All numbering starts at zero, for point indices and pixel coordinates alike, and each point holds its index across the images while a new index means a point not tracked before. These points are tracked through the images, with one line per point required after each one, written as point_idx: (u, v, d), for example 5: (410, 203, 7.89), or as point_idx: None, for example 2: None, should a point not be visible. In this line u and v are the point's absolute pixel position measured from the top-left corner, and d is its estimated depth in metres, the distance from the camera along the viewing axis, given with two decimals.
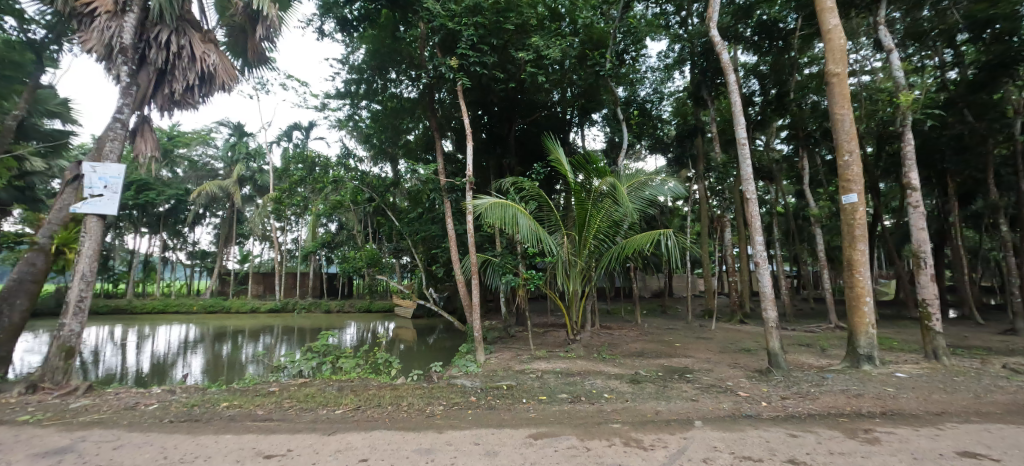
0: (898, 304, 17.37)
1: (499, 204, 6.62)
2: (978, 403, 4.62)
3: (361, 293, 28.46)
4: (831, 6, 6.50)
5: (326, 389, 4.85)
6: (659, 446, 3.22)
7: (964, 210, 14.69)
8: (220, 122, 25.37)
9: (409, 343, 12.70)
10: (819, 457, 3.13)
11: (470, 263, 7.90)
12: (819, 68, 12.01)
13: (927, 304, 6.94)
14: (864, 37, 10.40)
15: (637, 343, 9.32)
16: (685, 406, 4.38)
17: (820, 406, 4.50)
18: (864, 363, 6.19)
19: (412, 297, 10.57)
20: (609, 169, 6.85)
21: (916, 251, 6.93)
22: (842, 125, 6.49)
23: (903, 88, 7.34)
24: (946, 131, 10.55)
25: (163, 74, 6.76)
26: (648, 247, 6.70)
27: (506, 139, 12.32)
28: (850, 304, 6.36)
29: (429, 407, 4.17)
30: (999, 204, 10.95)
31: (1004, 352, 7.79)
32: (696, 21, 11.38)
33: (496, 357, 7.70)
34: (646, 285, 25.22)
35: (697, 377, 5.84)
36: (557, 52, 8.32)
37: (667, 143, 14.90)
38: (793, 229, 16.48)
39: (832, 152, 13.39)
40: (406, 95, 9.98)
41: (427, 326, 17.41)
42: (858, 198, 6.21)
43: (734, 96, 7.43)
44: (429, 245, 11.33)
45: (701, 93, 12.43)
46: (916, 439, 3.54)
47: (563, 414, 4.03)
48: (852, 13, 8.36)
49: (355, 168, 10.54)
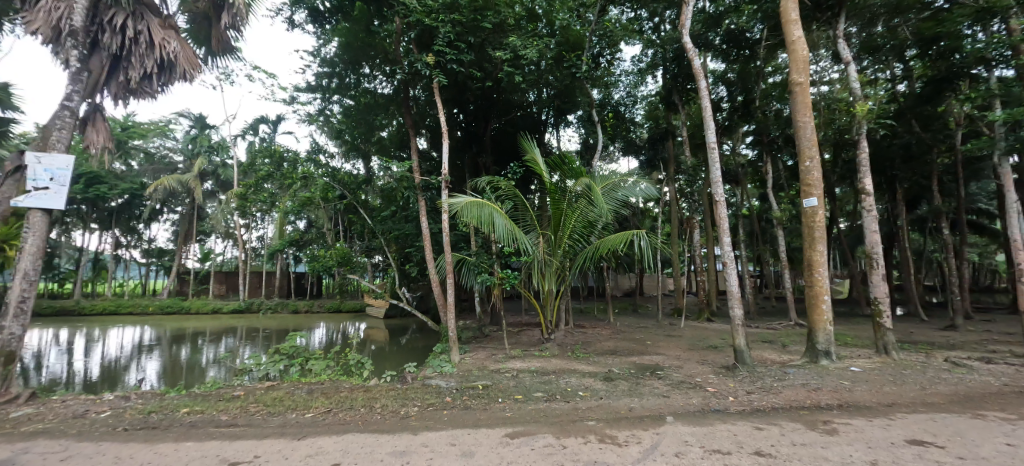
0: (852, 302, 18.40)
1: (475, 203, 6.57)
2: (925, 394, 4.94)
3: (331, 293, 27.81)
4: (795, 18, 6.76)
5: (295, 392, 4.68)
6: (633, 442, 3.28)
7: (910, 215, 15.69)
8: (180, 113, 24.15)
9: (381, 344, 12.45)
10: (783, 448, 3.26)
11: (445, 263, 7.78)
12: (782, 77, 12.58)
13: (879, 303, 7.35)
14: (823, 49, 10.94)
15: (610, 341, 9.44)
16: (657, 402, 4.49)
17: (783, 399, 4.69)
18: (822, 358, 6.51)
19: (385, 297, 10.35)
20: (584, 169, 6.96)
21: (869, 253, 7.34)
22: (804, 132, 6.77)
23: (859, 99, 7.74)
24: (897, 140, 11.22)
25: (118, 60, 6.39)
26: (622, 247, 6.79)
27: (482, 138, 12.30)
28: (810, 302, 6.66)
29: (403, 408, 4.10)
30: (942, 208, 11.75)
31: (946, 347, 8.36)
32: (669, 28, 11.68)
33: (470, 357, 7.62)
34: (617, 284, 25.67)
35: (667, 374, 6.00)
36: (534, 52, 8.38)
37: (639, 146, 15.28)
38: (758, 231, 17.19)
39: (794, 158, 13.99)
40: (381, 91, 9.87)
41: (399, 326, 17.13)
42: (818, 202, 6.50)
43: (705, 101, 7.60)
44: (402, 244, 11.12)
45: (673, 98, 12.81)
46: (871, 429, 3.74)
47: (539, 412, 4.04)
48: (813, 25, 8.73)
49: (326, 165, 10.22)
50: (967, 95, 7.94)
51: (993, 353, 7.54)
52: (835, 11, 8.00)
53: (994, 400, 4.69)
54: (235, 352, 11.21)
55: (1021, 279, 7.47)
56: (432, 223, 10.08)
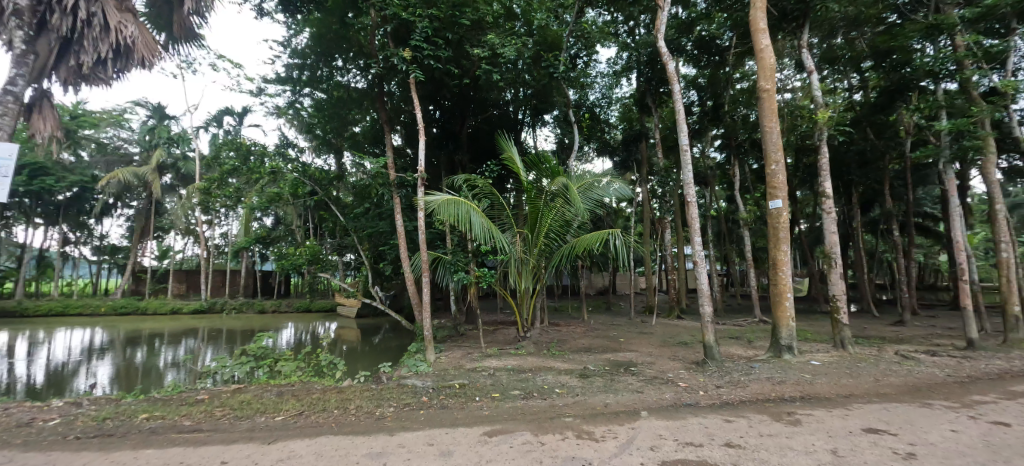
0: (811, 299, 19.30)
1: (451, 201, 6.51)
2: (878, 386, 5.24)
3: (299, 293, 27.01)
4: (764, 27, 7.01)
5: (264, 395, 4.51)
6: (610, 437, 3.33)
7: (863, 217, 16.63)
8: (136, 102, 22.84)
9: (352, 344, 12.17)
10: (751, 440, 3.38)
11: (420, 261, 7.66)
12: (749, 83, 13.04)
13: (837, 300, 7.74)
14: (787, 58, 11.43)
15: (584, 339, 9.57)
16: (632, 398, 4.58)
17: (749, 393, 4.88)
18: (785, 353, 6.81)
19: (358, 297, 10.10)
20: (561, 169, 7.01)
21: (827, 252, 7.73)
22: (770, 137, 7.04)
23: (821, 107, 8.10)
24: (853, 146, 11.85)
25: (68, 43, 5.98)
26: (597, 246, 6.88)
27: (458, 136, 12.18)
28: (774, 300, 6.94)
29: (379, 409, 4.02)
30: (893, 212, 12.47)
31: (895, 341, 8.91)
32: (643, 32, 11.93)
33: (446, 356, 7.55)
34: (591, 283, 26.04)
35: (641, 370, 6.12)
36: (512, 51, 8.37)
37: (614, 147, 15.54)
38: (725, 231, 17.81)
39: (759, 162, 14.54)
40: (355, 85, 9.53)
41: (371, 326, 16.82)
42: (783, 204, 6.77)
43: (677, 104, 7.77)
44: (376, 242, 10.88)
45: (646, 101, 13.10)
46: (831, 419, 3.94)
47: (516, 410, 4.05)
48: (779, 35, 9.07)
49: (296, 159, 9.87)
50: (916, 106, 8.46)
51: (936, 346, 8.10)
52: (800, 22, 8.34)
53: (939, 390, 5.04)
54: (197, 353, 10.71)
55: (963, 277, 8.01)
56: (406, 220, 9.91)
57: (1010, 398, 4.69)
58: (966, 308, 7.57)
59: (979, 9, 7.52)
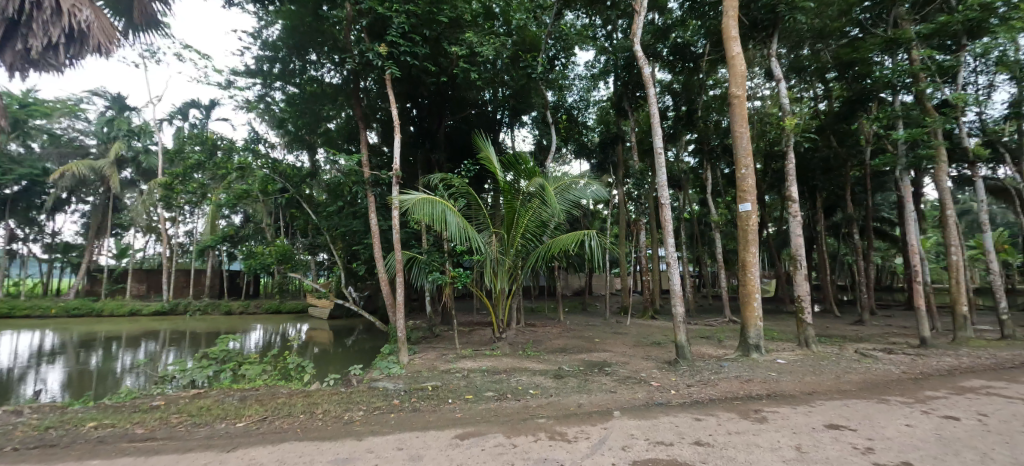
0: (778, 299, 20.00)
1: (427, 200, 6.43)
2: (840, 383, 5.45)
3: (269, 293, 26.19)
4: (735, 35, 7.21)
5: (225, 400, 4.32)
6: (582, 438, 3.34)
7: (826, 221, 17.38)
8: (93, 92, 21.63)
9: (323, 346, 11.84)
10: (720, 437, 3.45)
11: (395, 261, 7.51)
12: (721, 90, 13.42)
13: (801, 300, 8.01)
14: (757, 67, 11.86)
15: (559, 339, 9.62)
16: (605, 398, 4.61)
17: (719, 391, 4.99)
18: (752, 352, 7.01)
19: (330, 297, 9.84)
20: (538, 170, 7.04)
21: (793, 255, 8.02)
22: (740, 142, 7.24)
23: (788, 114, 8.37)
24: (818, 153, 12.35)
25: (15, 25, 5.60)
26: (573, 246, 6.92)
27: (435, 134, 12.07)
28: (742, 300, 7.12)
29: (348, 413, 3.91)
30: (854, 216, 13.04)
31: (856, 340, 9.31)
32: (621, 36, 12.09)
33: (420, 357, 7.44)
34: (567, 284, 26.23)
35: (614, 370, 6.19)
36: (490, 51, 8.36)
37: (591, 149, 15.73)
38: (697, 234, 18.25)
39: (730, 167, 14.99)
40: (329, 80, 9.30)
41: (344, 327, 16.48)
42: (752, 207, 6.97)
43: (653, 108, 7.87)
44: (349, 242, 10.63)
45: (623, 104, 13.30)
46: (795, 416, 4.06)
47: (489, 412, 4.02)
48: (750, 43, 9.34)
49: (266, 155, 9.54)
50: (876, 116, 8.86)
51: (892, 344, 8.51)
52: (769, 32, 8.62)
53: (894, 386, 5.27)
54: (157, 357, 10.21)
55: (917, 278, 8.42)
56: (381, 220, 9.73)
57: (958, 393, 4.96)
58: (920, 308, 7.96)
59: (934, 25, 7.94)
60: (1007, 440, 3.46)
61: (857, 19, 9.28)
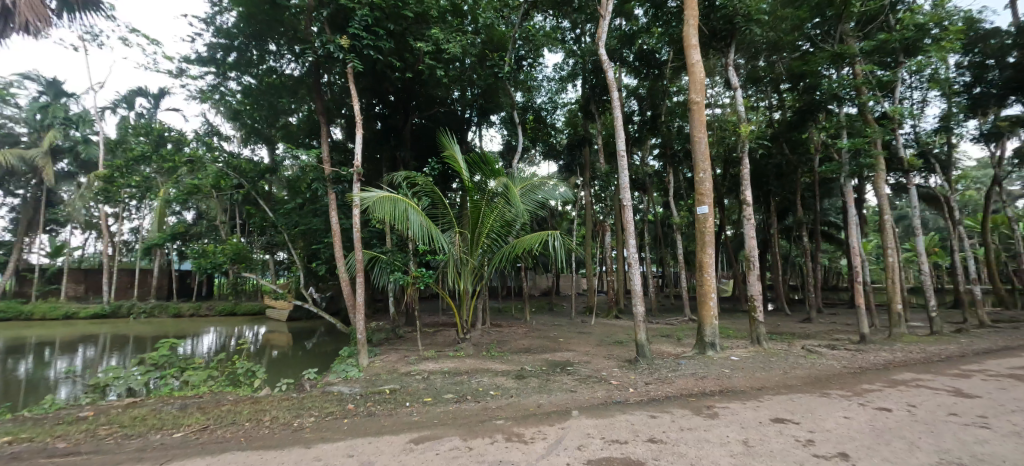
0: (734, 299, 20.89)
1: (388, 198, 6.29)
2: (787, 378, 5.73)
3: (223, 294, 24.93)
4: (695, 43, 7.45)
5: (163, 409, 4.06)
6: (539, 438, 3.34)
7: (780, 224, 18.31)
8: (24, 75, 19.97)
9: (282, 349, 11.39)
10: (672, 434, 3.55)
11: (355, 260, 7.28)
12: (684, 96, 13.86)
13: (754, 300, 8.38)
14: (717, 76, 12.35)
15: (524, 340, 9.65)
16: (565, 397, 4.66)
17: (675, 388, 5.13)
18: (708, 349, 7.26)
19: (287, 298, 9.42)
20: (503, 170, 7.03)
21: (747, 256, 8.37)
22: (699, 146, 7.49)
23: (744, 121, 8.71)
24: (772, 160, 12.98)
25: None
26: (537, 246, 6.95)
27: (402, 131, 11.89)
28: (700, 299, 7.35)
29: (297, 420, 3.76)
30: (804, 220, 13.79)
31: (804, 336, 9.86)
32: (588, 40, 12.29)
33: (381, 360, 7.26)
34: (534, 284, 26.42)
35: (576, 369, 6.26)
36: (457, 48, 8.31)
37: (559, 150, 15.91)
38: (660, 236, 18.78)
39: (692, 171, 15.57)
40: (289, 71, 8.92)
41: (305, 329, 15.90)
42: (709, 210, 7.21)
43: (616, 111, 7.99)
44: (309, 241, 10.26)
45: (590, 107, 13.48)
46: (744, 411, 4.23)
47: (447, 414, 3.97)
48: (711, 52, 9.63)
49: (220, 148, 9.04)
50: (823, 125, 9.37)
51: (836, 340, 9.03)
52: (727, 42, 8.92)
53: (836, 380, 5.60)
54: (95, 364, 9.46)
55: (859, 278, 8.96)
56: (342, 218, 9.45)
57: (891, 385, 5.33)
58: (860, 306, 8.48)
59: (875, 42, 8.49)
60: (931, 429, 3.73)
61: (807, 34, 9.81)
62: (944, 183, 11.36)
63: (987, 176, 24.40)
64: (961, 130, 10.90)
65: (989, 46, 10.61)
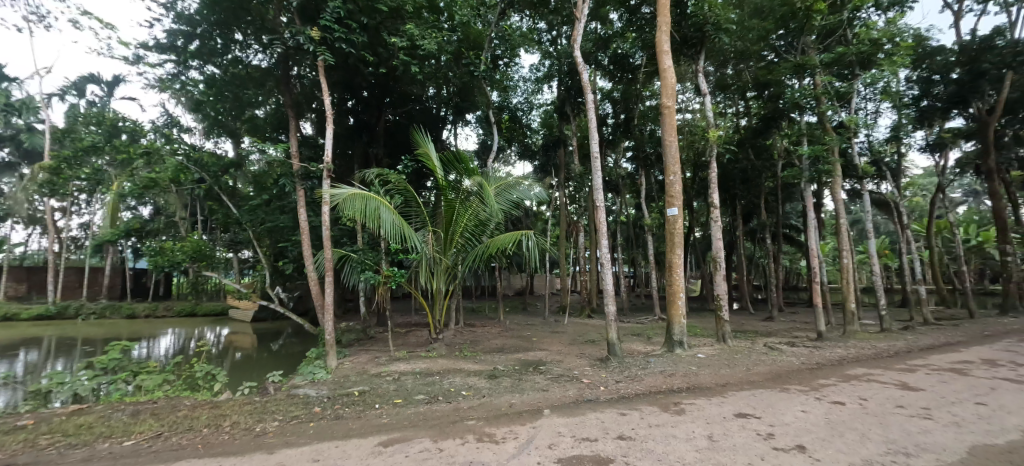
0: (702, 298, 21.54)
1: (360, 196, 6.16)
2: (750, 374, 5.95)
3: (182, 294, 23.78)
4: (667, 49, 7.64)
5: (112, 416, 3.83)
6: (510, 438, 3.34)
7: (745, 227, 19.02)
8: None
9: (246, 352, 10.97)
10: (640, 431, 3.61)
11: (324, 259, 7.07)
12: (656, 101, 14.19)
13: (720, 299, 8.66)
14: (688, 82, 12.72)
15: (497, 339, 9.64)
16: (537, 397, 4.67)
17: (644, 386, 5.24)
18: (676, 348, 7.45)
19: (252, 298, 9.06)
20: (477, 169, 7.00)
21: (714, 257, 8.64)
22: (670, 150, 7.68)
23: (713, 126, 8.97)
24: (738, 164, 13.46)
25: None
26: (511, 246, 6.96)
27: (375, 128, 11.69)
28: (669, 299, 7.53)
29: (260, 425, 3.62)
30: (767, 223, 14.37)
31: (766, 334, 10.27)
32: (564, 43, 12.43)
33: (350, 361, 7.09)
34: (509, 284, 26.46)
35: (549, 368, 6.30)
36: (432, 45, 8.22)
37: (534, 151, 16.01)
38: (632, 237, 19.15)
39: (663, 173, 15.96)
40: (256, 63, 8.55)
41: (271, 330, 15.38)
42: (679, 212, 7.39)
43: (591, 113, 8.08)
44: (276, 238, 9.93)
45: (565, 109, 13.59)
46: (709, 407, 4.36)
47: (418, 416, 3.91)
48: (682, 59, 9.87)
49: (180, 140, 8.60)
50: (785, 133, 9.78)
51: (795, 338, 9.44)
52: (698, 49, 9.16)
53: (795, 376, 5.85)
54: (39, 369, 8.84)
55: (817, 278, 9.39)
56: (311, 216, 9.19)
57: (845, 380, 5.61)
58: (819, 305, 8.90)
59: (833, 55, 8.94)
60: (880, 421, 3.95)
61: (773, 45, 10.22)
62: (894, 189, 12.12)
63: (931, 184, 26.24)
64: (909, 141, 11.63)
65: (934, 62, 11.33)
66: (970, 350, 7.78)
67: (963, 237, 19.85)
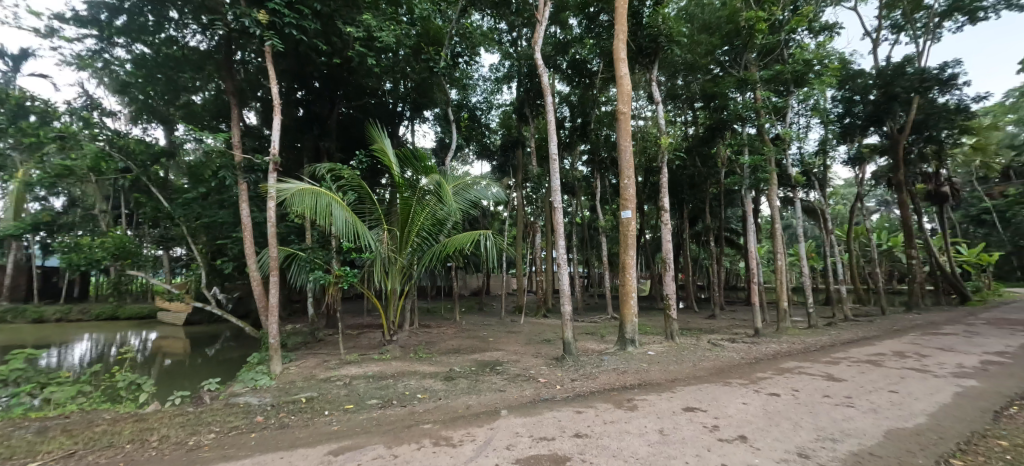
0: (652, 298, 22.41)
1: (309, 191, 5.85)
2: (696, 370, 6.23)
3: (101, 296, 21.52)
4: (624, 57, 7.85)
5: (11, 435, 3.36)
6: (468, 441, 3.27)
7: (692, 230, 20.03)
8: None
9: (178, 358, 10.10)
10: (596, 428, 3.67)
11: (269, 258, 6.63)
12: (612, 107, 14.63)
13: (668, 299, 9.03)
14: (642, 90, 13.23)
15: (453, 340, 9.49)
16: (493, 397, 4.62)
17: (599, 383, 5.35)
18: (628, 346, 7.69)
19: (185, 300, 8.33)
20: (436, 167, 6.85)
21: (664, 258, 9.00)
22: (624, 155, 7.90)
23: (664, 133, 9.30)
24: (686, 171, 14.15)
25: None
26: (469, 246, 6.88)
27: (326, 121, 11.19)
28: (621, 299, 7.74)
29: (193, 438, 3.33)
30: (711, 226, 15.20)
31: (710, 332, 10.84)
32: (524, 44, 12.43)
33: (296, 366, 6.71)
34: (464, 284, 26.26)
35: (505, 368, 6.28)
36: (390, 37, 7.97)
37: (492, 151, 16.01)
38: (586, 237, 19.60)
39: (617, 177, 16.50)
40: (193, 44, 7.94)
41: (206, 334, 14.28)
42: (632, 214, 7.64)
43: (549, 116, 8.12)
44: (214, 235, 9.23)
45: (524, 110, 13.66)
46: (660, 402, 4.51)
47: (371, 421, 3.75)
48: (637, 67, 10.16)
49: (102, 125, 7.78)
50: (729, 142, 10.34)
51: (735, 334, 10.03)
52: (651, 59, 9.50)
53: (736, 370, 6.20)
54: None
55: (756, 279, 10.01)
56: (255, 212, 8.62)
57: (779, 373, 6.03)
58: (756, 304, 9.49)
59: (771, 73, 9.57)
60: (811, 410, 4.26)
61: (718, 59, 10.73)
62: (820, 197, 13.12)
63: (851, 193, 29.02)
64: (834, 154, 12.68)
65: (855, 84, 12.56)
66: (881, 343, 8.65)
67: (876, 242, 22.07)
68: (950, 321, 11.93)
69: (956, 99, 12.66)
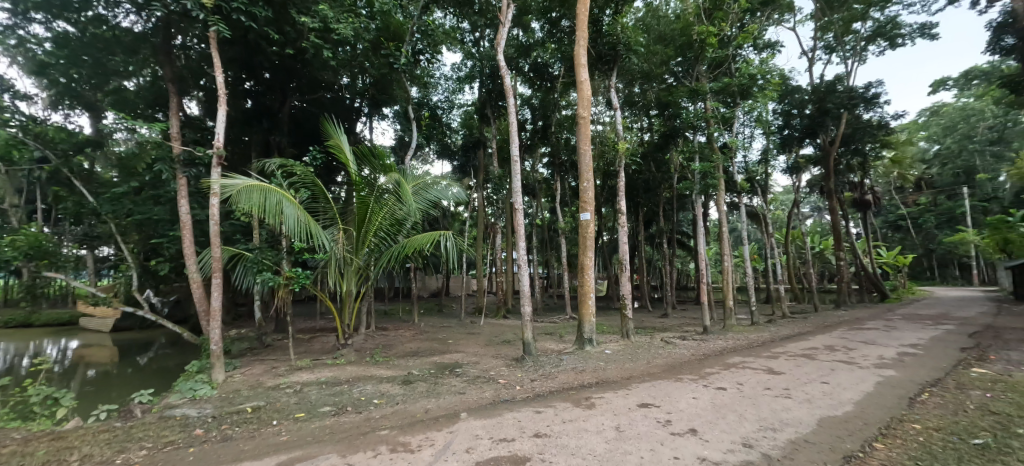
0: (608, 298, 23.00)
1: (258, 188, 5.50)
2: (650, 367, 6.45)
3: (11, 301, 19.24)
4: (585, 63, 8.00)
5: None
6: (426, 446, 3.19)
7: (646, 232, 20.78)
8: None
9: (104, 367, 9.21)
10: (556, 427, 3.69)
11: (211, 259, 6.18)
12: (572, 111, 14.93)
13: (624, 299, 9.28)
14: (601, 96, 13.58)
15: (411, 343, 9.28)
16: (453, 400, 4.55)
17: (558, 383, 5.41)
18: (586, 345, 7.83)
19: (113, 303, 7.61)
20: (395, 166, 6.67)
21: (620, 260, 9.25)
22: (584, 158, 8.06)
23: (621, 138, 9.59)
24: (641, 175, 14.66)
25: None
26: (428, 247, 6.76)
27: (277, 114, 10.65)
28: (580, 299, 7.88)
29: (120, 455, 3.03)
30: (664, 228, 15.81)
31: (663, 330, 11.25)
32: (487, 45, 12.42)
33: (241, 373, 6.30)
34: (423, 285, 25.80)
35: (464, 370, 6.21)
36: (348, 30, 7.69)
37: (453, 151, 15.87)
38: (546, 238, 19.85)
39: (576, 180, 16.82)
40: (125, 25, 7.25)
41: (138, 341, 13.14)
42: (591, 216, 7.81)
43: (512, 117, 8.12)
44: (148, 232, 8.49)
45: (486, 111, 13.63)
46: (617, 399, 4.62)
47: (323, 429, 3.58)
48: (596, 73, 10.37)
49: (14, 109, 6.96)
50: (682, 149, 10.81)
51: (686, 332, 10.48)
52: (610, 66, 9.76)
53: (687, 367, 6.48)
54: None
55: (705, 279, 10.50)
56: (195, 209, 8.04)
57: (726, 368, 6.35)
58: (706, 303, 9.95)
59: (720, 85, 10.08)
60: (755, 402, 4.52)
61: (672, 69, 11.28)
62: (763, 202, 14.02)
63: (789, 200, 31.25)
64: (774, 164, 13.56)
65: (793, 98, 13.65)
66: (815, 338, 9.34)
67: (811, 245, 23.83)
68: (872, 317, 13.08)
69: (878, 116, 13.92)
